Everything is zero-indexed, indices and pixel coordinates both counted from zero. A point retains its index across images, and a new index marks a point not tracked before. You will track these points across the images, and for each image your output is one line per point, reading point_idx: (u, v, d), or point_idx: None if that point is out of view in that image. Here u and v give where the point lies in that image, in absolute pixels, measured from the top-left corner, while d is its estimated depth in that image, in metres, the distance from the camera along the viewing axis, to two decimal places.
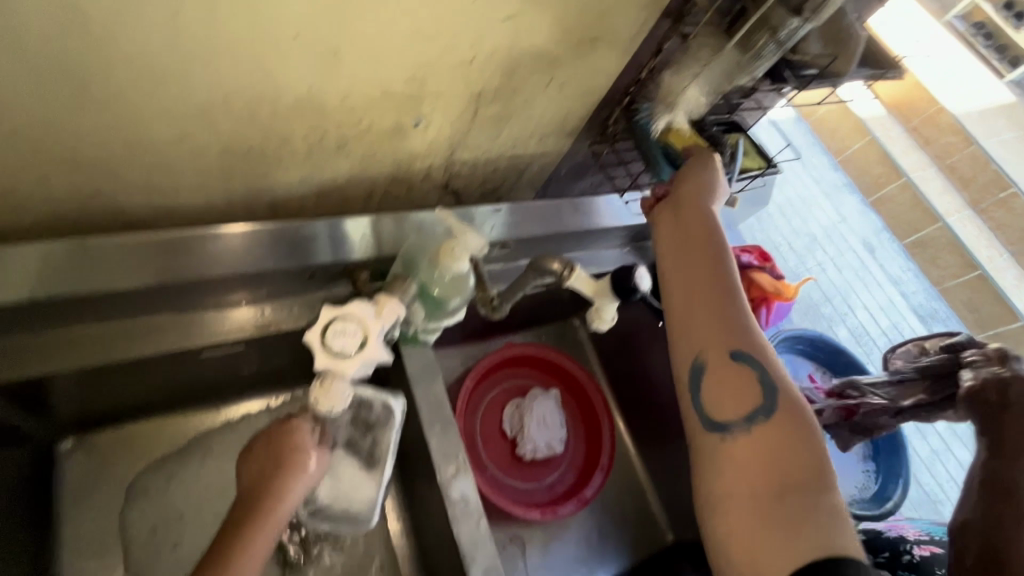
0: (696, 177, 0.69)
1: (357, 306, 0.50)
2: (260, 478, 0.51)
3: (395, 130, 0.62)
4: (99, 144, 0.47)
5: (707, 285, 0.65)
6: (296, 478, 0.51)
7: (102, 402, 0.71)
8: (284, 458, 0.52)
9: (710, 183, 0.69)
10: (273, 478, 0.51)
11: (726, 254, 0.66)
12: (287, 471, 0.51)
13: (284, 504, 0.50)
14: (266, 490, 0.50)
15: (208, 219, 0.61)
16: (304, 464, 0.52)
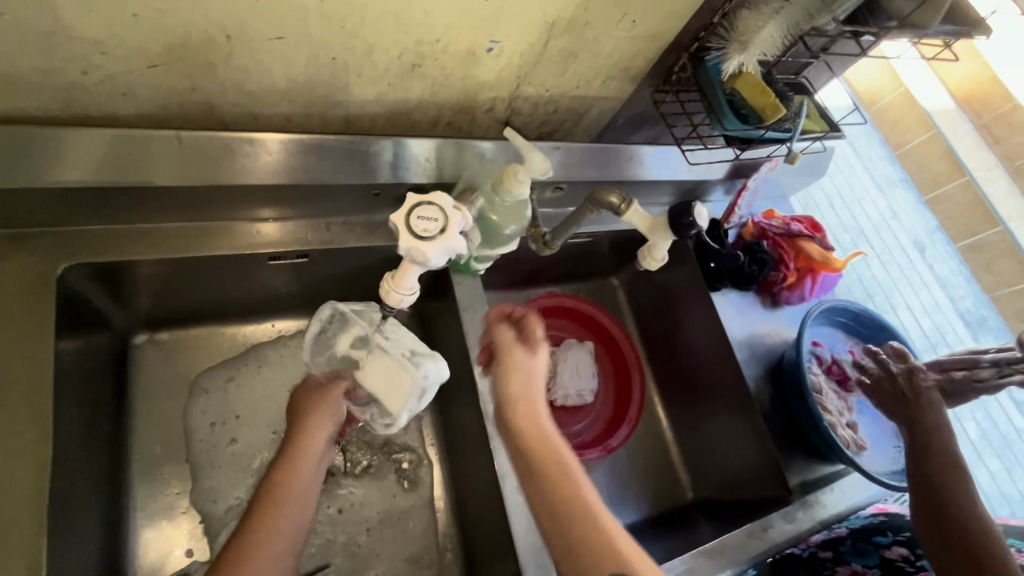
0: (513, 355, 0.64)
1: (439, 196, 0.57)
2: (295, 422, 0.66)
3: (468, 54, 0.63)
4: (203, 37, 0.50)
5: (530, 430, 0.59)
6: (319, 420, 0.66)
7: (167, 295, 0.74)
8: (311, 407, 0.67)
9: (521, 360, 0.64)
10: (303, 422, 0.65)
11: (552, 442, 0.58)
12: (315, 415, 0.66)
13: (313, 437, 0.65)
14: (300, 430, 0.65)
15: (285, 127, 0.65)
16: (328, 408, 0.67)
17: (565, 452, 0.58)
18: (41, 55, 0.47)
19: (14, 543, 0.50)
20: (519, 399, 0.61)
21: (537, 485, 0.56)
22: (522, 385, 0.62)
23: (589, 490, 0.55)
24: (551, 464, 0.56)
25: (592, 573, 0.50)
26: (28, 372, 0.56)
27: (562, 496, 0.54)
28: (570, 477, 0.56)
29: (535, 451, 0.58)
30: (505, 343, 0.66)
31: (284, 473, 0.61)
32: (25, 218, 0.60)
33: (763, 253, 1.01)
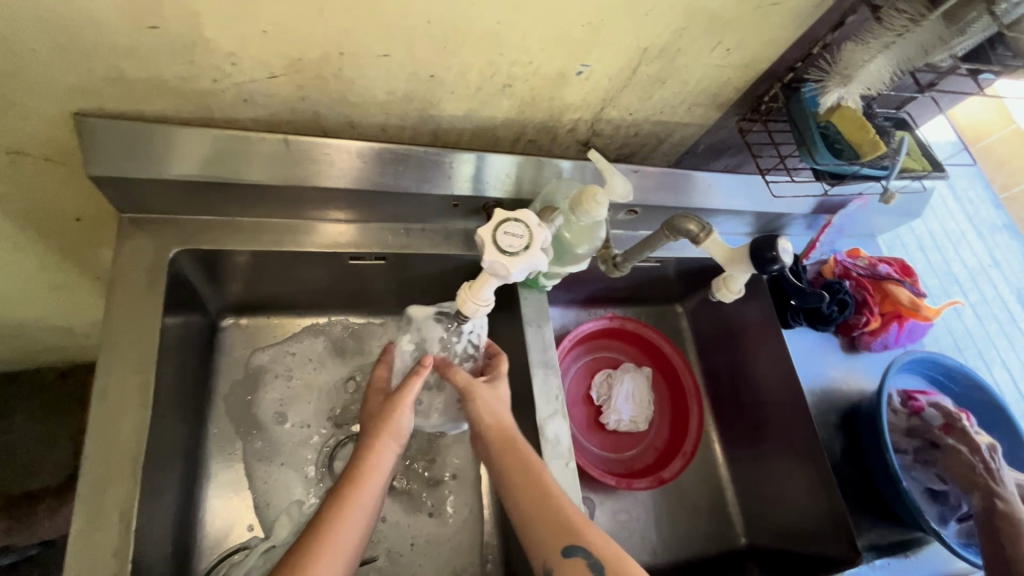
0: (474, 392, 0.70)
1: (523, 214, 0.58)
2: (364, 439, 0.66)
3: (558, 77, 0.65)
4: (319, 53, 0.54)
5: (497, 437, 0.68)
6: (387, 442, 0.65)
7: (257, 283, 0.81)
8: (378, 429, 0.66)
9: (485, 395, 0.70)
10: (368, 440, 0.65)
11: (505, 424, 0.69)
12: (381, 435, 0.65)
13: (378, 458, 0.64)
14: (366, 450, 0.64)
15: (380, 137, 0.69)
16: (394, 428, 0.66)
17: (526, 451, 0.67)
18: (182, 64, 0.53)
19: (112, 498, 0.55)
20: (493, 423, 0.69)
21: (507, 487, 0.66)
22: (495, 409, 0.70)
23: (543, 478, 0.65)
24: (513, 465, 0.66)
25: (542, 542, 0.61)
26: (137, 345, 0.61)
27: (523, 486, 0.65)
28: (528, 472, 0.65)
29: (504, 457, 0.67)
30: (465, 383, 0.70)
31: (349, 490, 0.61)
32: (145, 205, 0.67)
33: (845, 294, 0.94)
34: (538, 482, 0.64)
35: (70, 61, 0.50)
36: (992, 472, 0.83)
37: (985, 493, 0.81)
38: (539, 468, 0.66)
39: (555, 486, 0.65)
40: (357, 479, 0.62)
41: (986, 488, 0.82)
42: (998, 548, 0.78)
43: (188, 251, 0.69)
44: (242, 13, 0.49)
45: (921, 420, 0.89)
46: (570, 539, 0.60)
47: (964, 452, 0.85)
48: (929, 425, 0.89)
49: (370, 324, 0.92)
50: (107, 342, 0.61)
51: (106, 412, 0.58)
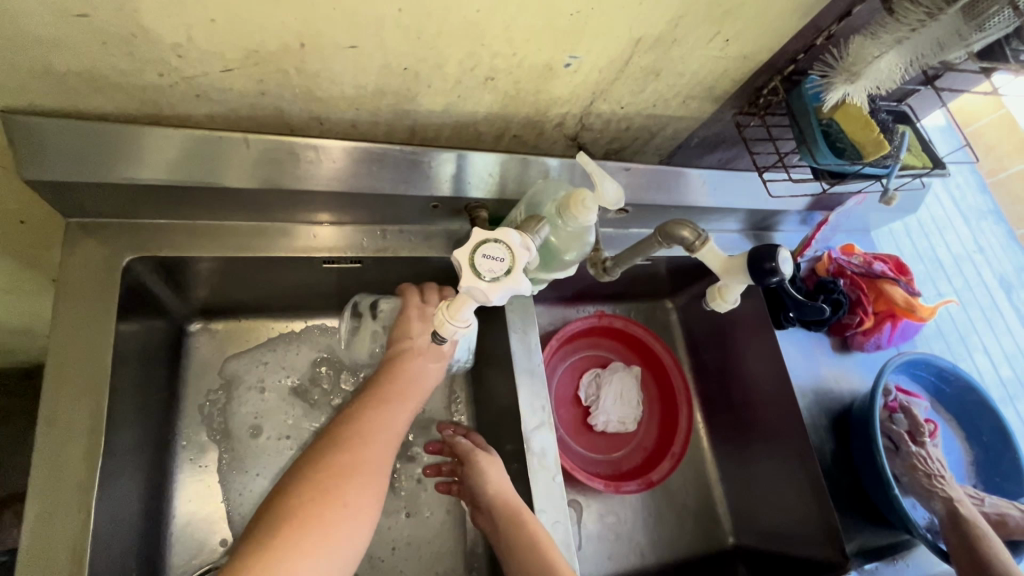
0: (475, 459, 0.73)
1: (506, 234, 0.53)
2: (403, 356, 0.66)
3: (545, 69, 0.60)
4: (278, 44, 0.49)
5: (502, 509, 0.67)
6: (426, 362, 0.66)
7: (224, 288, 0.76)
8: (420, 351, 0.66)
9: (478, 465, 0.73)
10: (409, 358, 0.66)
11: (500, 494, 0.69)
12: (423, 354, 0.66)
13: (418, 376, 0.65)
14: (405, 368, 0.65)
15: (352, 133, 0.64)
16: (437, 351, 0.67)
17: (530, 524, 0.65)
18: (120, 56, 0.47)
19: (63, 532, 0.51)
20: (494, 494, 0.69)
21: (513, 559, 0.63)
22: (493, 479, 0.71)
23: (548, 551, 0.62)
24: (519, 537, 0.64)
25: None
26: (89, 361, 0.57)
27: (531, 559, 0.62)
28: (534, 546, 0.62)
29: (509, 528, 0.65)
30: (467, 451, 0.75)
31: (388, 401, 0.61)
32: (92, 209, 0.61)
33: (840, 294, 0.91)
34: (535, 535, 0.64)
35: None
36: (944, 478, 0.84)
37: (944, 497, 0.82)
38: (535, 524, 0.65)
39: (561, 561, 0.61)
40: (398, 391, 0.63)
41: (943, 493, 0.82)
42: (969, 549, 0.76)
43: (147, 256, 0.63)
44: (186, 1, 0.43)
45: (890, 427, 0.90)
46: None
47: (923, 457, 0.86)
48: (892, 433, 0.90)
49: None
50: (54, 360, 0.56)
51: (55, 438, 0.54)
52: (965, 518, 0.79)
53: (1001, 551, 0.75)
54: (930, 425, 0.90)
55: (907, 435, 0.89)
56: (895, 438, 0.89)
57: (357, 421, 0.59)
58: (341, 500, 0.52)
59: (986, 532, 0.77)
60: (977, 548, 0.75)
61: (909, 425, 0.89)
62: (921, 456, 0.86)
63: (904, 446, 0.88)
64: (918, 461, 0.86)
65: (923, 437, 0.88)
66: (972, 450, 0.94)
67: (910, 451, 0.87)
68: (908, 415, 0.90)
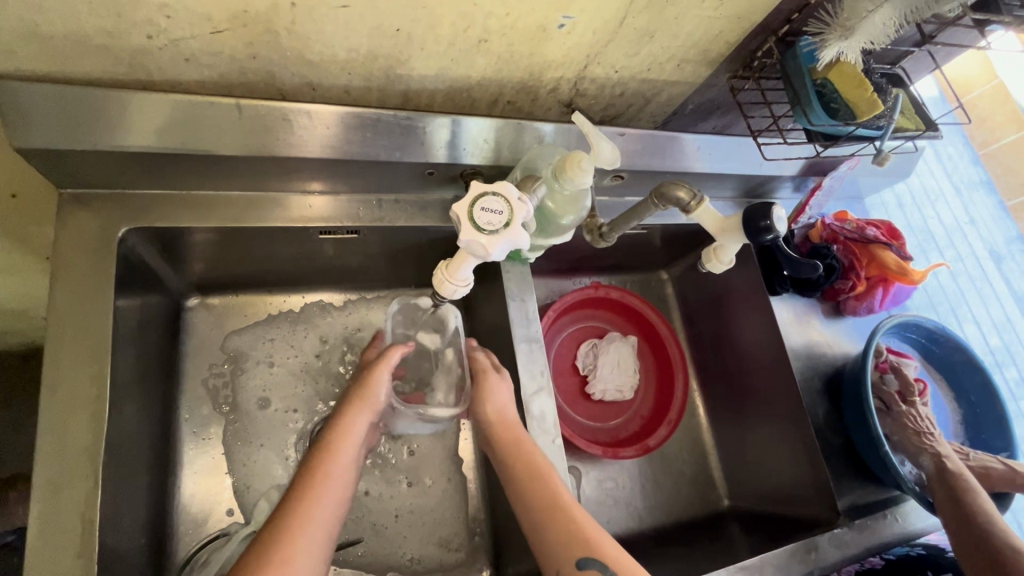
0: (486, 375, 0.71)
1: (503, 187, 0.54)
2: (339, 409, 0.66)
3: (539, 30, 0.59)
4: (267, 4, 0.48)
5: (505, 434, 0.68)
6: (362, 410, 0.66)
7: (220, 261, 0.75)
8: (354, 400, 0.66)
9: (493, 381, 0.71)
10: (344, 409, 0.66)
11: (513, 431, 0.68)
12: (357, 402, 0.66)
13: (353, 426, 0.65)
14: (341, 418, 0.65)
15: (344, 100, 0.63)
16: (370, 398, 0.67)
17: (535, 461, 0.66)
18: (107, 17, 0.46)
19: (70, 497, 0.52)
20: (499, 417, 0.69)
21: (518, 489, 0.65)
22: (500, 400, 0.70)
23: (551, 484, 0.64)
24: (522, 469, 0.66)
25: (554, 550, 0.60)
26: (88, 331, 0.57)
27: (534, 492, 0.64)
28: (537, 476, 0.65)
29: (512, 457, 0.67)
30: (481, 367, 0.72)
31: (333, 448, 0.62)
32: (83, 179, 0.60)
33: (833, 259, 0.92)
34: (544, 480, 0.65)
35: None
36: (933, 434, 0.87)
37: (933, 453, 0.85)
38: (546, 471, 0.65)
39: (566, 495, 0.64)
40: (336, 442, 0.62)
41: (932, 449, 0.85)
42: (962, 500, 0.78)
43: (143, 227, 0.63)
44: None
45: (882, 387, 0.92)
46: (586, 551, 0.59)
47: (913, 415, 0.89)
48: (883, 393, 0.92)
49: (349, 299, 0.89)
50: (54, 330, 0.56)
51: (58, 406, 0.54)
52: (954, 473, 0.81)
53: (986, 502, 0.78)
54: (920, 385, 0.92)
55: (897, 395, 0.91)
56: (886, 398, 0.91)
57: (301, 477, 0.59)
58: (291, 558, 0.51)
59: (974, 485, 0.80)
60: (962, 500, 0.78)
61: (900, 385, 0.91)
62: (911, 414, 0.89)
63: (894, 405, 0.90)
64: (908, 420, 0.89)
65: (913, 397, 0.90)
66: (958, 409, 0.96)
67: (900, 411, 0.89)
68: (899, 375, 0.92)
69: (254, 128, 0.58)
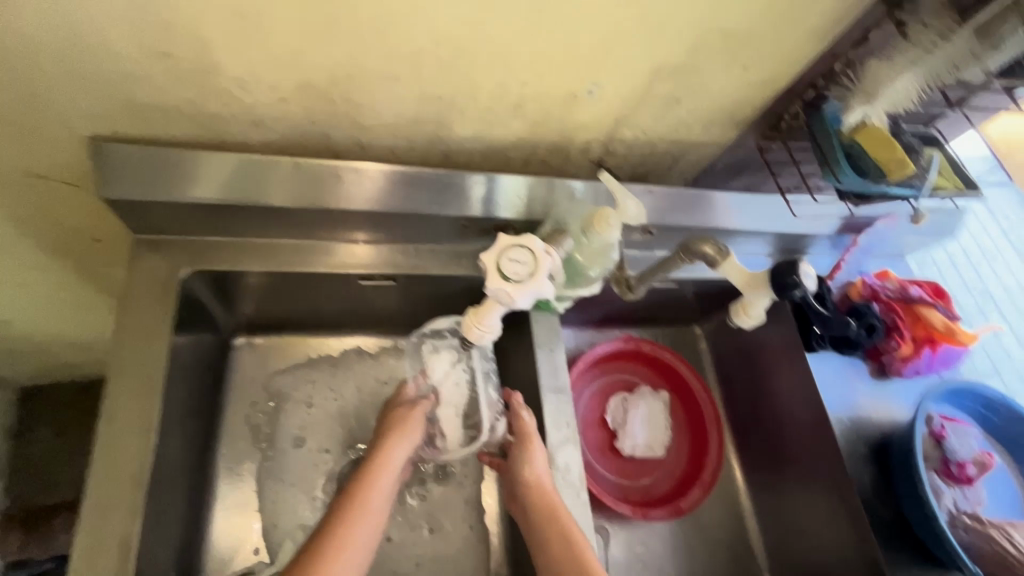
0: (530, 440, 0.71)
1: (530, 239, 0.57)
2: (378, 437, 0.69)
3: (571, 97, 0.64)
4: (328, 77, 0.55)
5: (538, 500, 0.67)
6: (399, 440, 0.69)
7: (269, 304, 0.81)
8: (394, 429, 0.69)
9: (535, 447, 0.71)
10: (384, 438, 0.69)
11: (546, 496, 0.67)
12: (397, 433, 0.69)
13: (392, 456, 0.67)
14: (381, 446, 0.68)
15: (391, 160, 0.69)
16: (410, 429, 0.70)
17: (567, 526, 0.65)
18: (193, 88, 0.54)
19: (112, 523, 0.55)
20: (535, 482, 0.68)
21: (545, 561, 0.64)
22: (537, 465, 0.69)
23: (583, 555, 0.63)
24: (552, 538, 0.65)
25: None
26: (147, 364, 0.62)
27: (563, 561, 0.63)
28: (568, 548, 0.63)
29: (542, 524, 0.66)
30: (525, 431, 0.72)
31: (370, 480, 0.65)
32: (156, 226, 0.67)
33: (873, 318, 0.90)
34: (575, 552, 0.63)
35: (85, 87, 0.52)
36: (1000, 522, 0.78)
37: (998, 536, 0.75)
38: (579, 542, 0.64)
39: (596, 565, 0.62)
40: (376, 471, 0.65)
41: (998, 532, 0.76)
42: None
43: (214, 272, 0.70)
44: (252, 38, 0.49)
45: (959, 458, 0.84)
46: None
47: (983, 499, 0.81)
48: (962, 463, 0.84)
49: (383, 346, 0.92)
50: (116, 362, 0.61)
51: (112, 434, 0.58)
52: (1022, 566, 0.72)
53: None
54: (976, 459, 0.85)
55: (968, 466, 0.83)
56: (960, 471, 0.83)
57: (339, 508, 0.61)
58: None
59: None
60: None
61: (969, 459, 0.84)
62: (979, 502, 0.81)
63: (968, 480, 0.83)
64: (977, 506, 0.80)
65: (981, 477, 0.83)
66: None
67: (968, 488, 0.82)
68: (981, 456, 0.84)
69: (306, 182, 0.64)
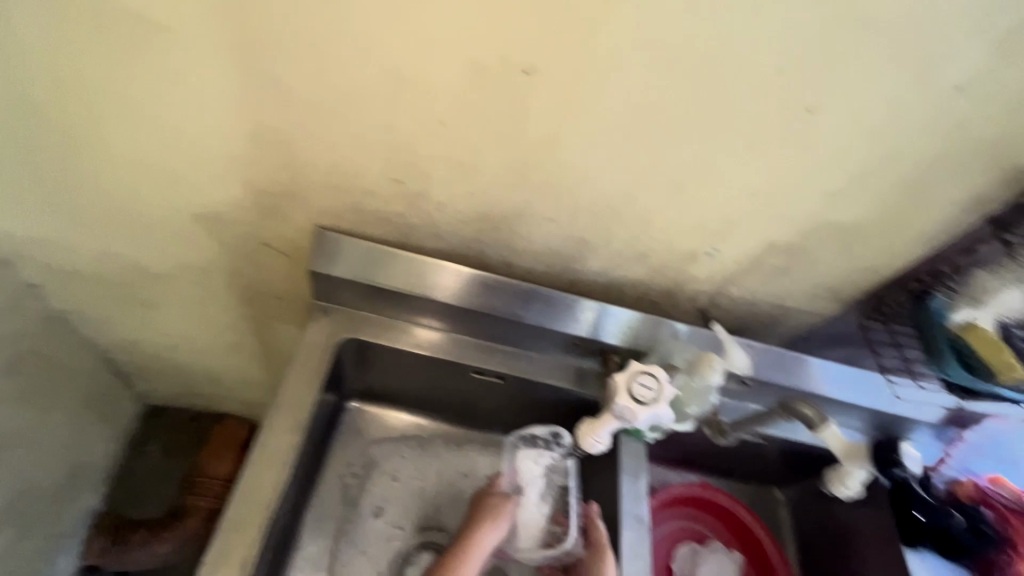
0: (602, 551, 0.73)
1: (655, 372, 0.71)
2: (471, 522, 0.75)
3: (691, 255, 0.75)
4: (503, 211, 0.70)
5: None
6: (491, 528, 0.74)
7: (390, 378, 0.92)
8: (488, 516, 0.75)
9: (607, 559, 0.72)
10: (477, 523, 0.75)
11: None
12: (491, 520, 0.75)
13: (482, 542, 0.73)
14: (473, 531, 0.74)
15: (527, 278, 0.82)
16: (502, 518, 0.75)
17: None
18: (403, 204, 0.71)
19: (239, 541, 0.63)
20: None
21: None
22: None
23: None
24: None
25: None
26: (299, 408, 0.74)
27: None
28: None
29: None
30: (598, 540, 0.74)
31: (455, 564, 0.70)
32: (332, 296, 0.84)
33: (983, 523, 0.82)
34: None
35: (331, 193, 0.71)
36: None
37: None
38: None
39: None
40: (467, 556, 0.71)
41: None
42: None
43: (362, 342, 0.84)
44: (459, 179, 0.67)
45: None
46: None
47: None
48: None
49: (471, 438, 0.98)
50: (277, 400, 0.74)
51: (258, 461, 0.69)
52: None
53: None
54: None
55: None
56: None
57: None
58: None
59: None
60: None
61: None
62: None
63: None
64: None
65: None
66: None
67: None
68: None
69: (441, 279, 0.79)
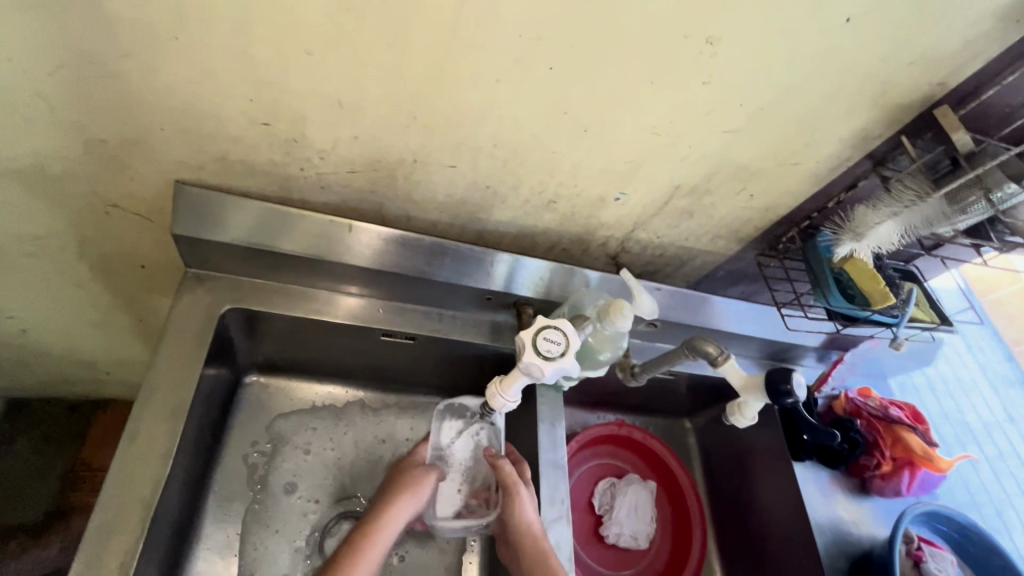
0: (515, 490, 0.71)
1: (562, 324, 0.67)
2: (385, 496, 0.71)
3: (599, 200, 0.73)
4: (397, 158, 0.63)
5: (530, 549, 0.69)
6: (407, 500, 0.71)
7: (290, 347, 0.85)
8: (402, 488, 0.72)
9: (522, 496, 0.71)
10: (391, 497, 0.71)
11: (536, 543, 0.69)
12: (406, 492, 0.71)
13: (396, 517, 0.69)
14: (387, 505, 0.70)
15: (432, 231, 0.77)
16: (418, 490, 0.72)
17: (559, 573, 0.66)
18: (279, 152, 0.62)
19: (114, 546, 0.55)
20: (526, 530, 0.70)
21: None
22: (528, 512, 0.71)
23: None
24: None
25: None
26: (177, 391, 0.65)
27: None
28: None
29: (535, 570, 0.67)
30: (509, 480, 0.71)
31: (366, 542, 0.66)
32: (209, 263, 0.73)
33: (856, 434, 0.93)
34: None
35: (187, 140, 0.60)
36: None
37: None
38: None
39: None
40: (379, 530, 0.68)
41: None
42: None
43: (251, 312, 0.75)
44: (341, 122, 0.58)
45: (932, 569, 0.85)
46: None
47: None
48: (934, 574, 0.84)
49: (387, 403, 0.94)
50: (149, 385, 0.64)
51: (132, 455, 0.60)
52: None
53: None
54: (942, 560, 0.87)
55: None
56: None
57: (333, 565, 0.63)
58: None
59: None
60: None
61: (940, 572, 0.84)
62: None
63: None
64: None
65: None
66: None
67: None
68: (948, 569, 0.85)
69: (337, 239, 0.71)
